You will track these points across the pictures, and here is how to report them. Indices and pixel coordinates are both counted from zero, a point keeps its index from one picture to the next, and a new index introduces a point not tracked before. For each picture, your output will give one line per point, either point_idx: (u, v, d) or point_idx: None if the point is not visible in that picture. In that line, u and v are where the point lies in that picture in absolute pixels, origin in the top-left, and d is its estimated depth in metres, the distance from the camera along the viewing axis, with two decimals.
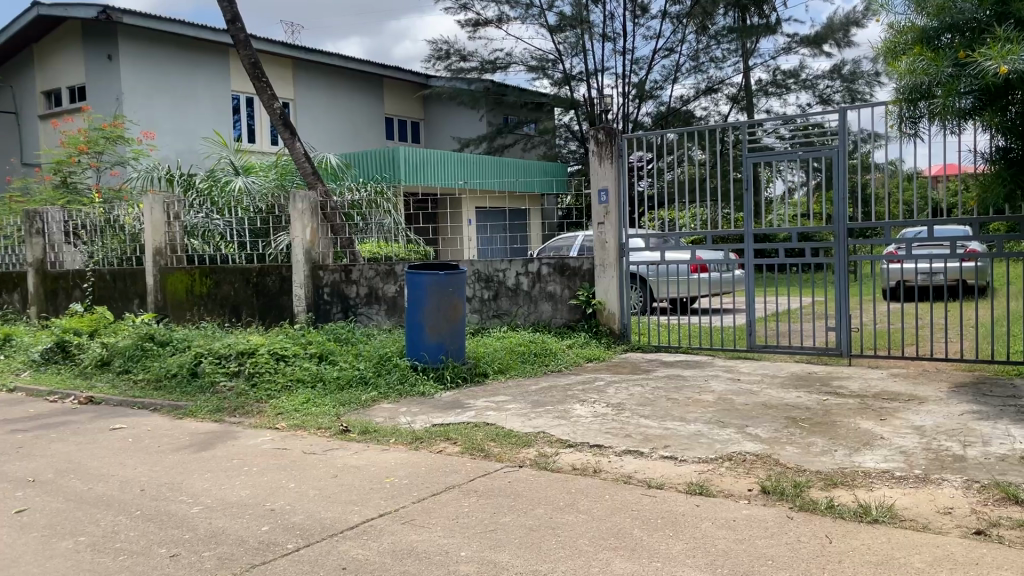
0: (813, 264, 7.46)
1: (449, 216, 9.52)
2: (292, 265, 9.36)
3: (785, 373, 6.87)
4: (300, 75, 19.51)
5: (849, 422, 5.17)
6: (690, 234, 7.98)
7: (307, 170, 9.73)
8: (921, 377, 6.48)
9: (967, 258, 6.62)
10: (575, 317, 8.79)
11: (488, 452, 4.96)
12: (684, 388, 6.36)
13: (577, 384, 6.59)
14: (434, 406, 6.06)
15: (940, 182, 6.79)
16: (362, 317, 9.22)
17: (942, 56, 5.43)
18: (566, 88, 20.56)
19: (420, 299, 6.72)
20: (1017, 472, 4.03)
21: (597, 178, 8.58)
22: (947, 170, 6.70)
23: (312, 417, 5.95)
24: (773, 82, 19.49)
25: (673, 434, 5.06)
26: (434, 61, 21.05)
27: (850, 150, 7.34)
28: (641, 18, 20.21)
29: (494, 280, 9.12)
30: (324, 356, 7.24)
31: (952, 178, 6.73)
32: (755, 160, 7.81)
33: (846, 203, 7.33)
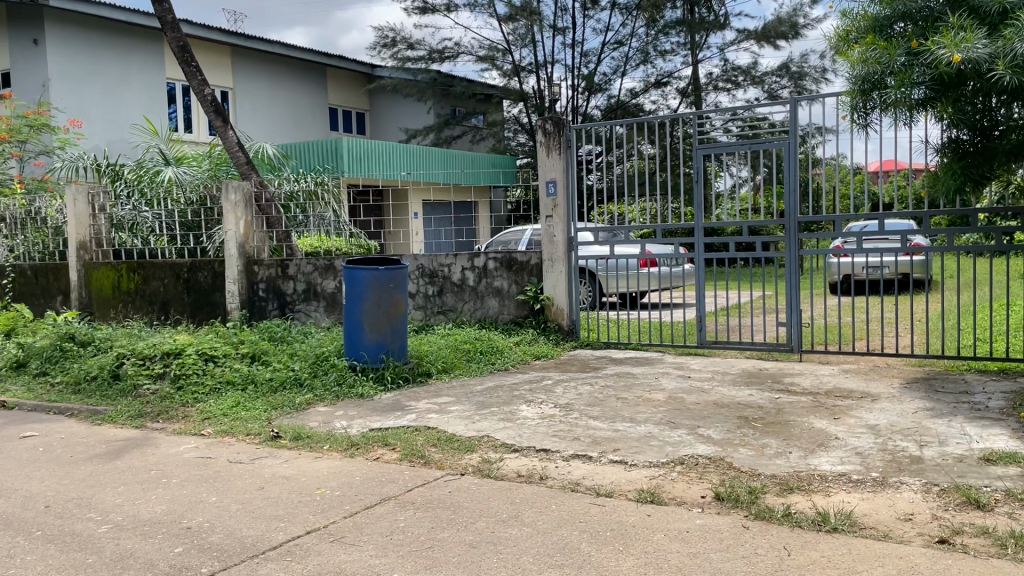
0: (763, 258, 7.30)
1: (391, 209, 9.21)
2: (225, 261, 8.87)
3: (737, 369, 6.70)
4: (240, 64, 18.91)
5: (803, 421, 5.00)
6: (639, 227, 7.77)
7: (241, 160, 9.26)
8: (872, 373, 6.37)
9: (913, 252, 6.51)
10: (523, 313, 8.52)
11: (428, 458, 4.67)
12: (634, 387, 6.15)
13: (524, 384, 6.33)
14: (373, 409, 5.74)
15: (880, 179, 6.74)
16: (300, 315, 8.81)
17: (894, 45, 5.27)
18: (515, 80, 20.27)
19: (358, 295, 6.38)
20: (976, 474, 3.89)
21: (544, 170, 8.24)
22: (886, 167, 6.65)
23: (240, 422, 5.57)
24: (722, 77, 19.50)
25: (623, 436, 4.83)
26: (380, 50, 20.58)
27: (801, 142, 7.17)
28: (591, 10, 20.00)
29: (438, 275, 8.80)
30: (257, 357, 6.85)
31: (901, 171, 6.64)
32: (705, 153, 7.68)
33: (797, 197, 7.15)
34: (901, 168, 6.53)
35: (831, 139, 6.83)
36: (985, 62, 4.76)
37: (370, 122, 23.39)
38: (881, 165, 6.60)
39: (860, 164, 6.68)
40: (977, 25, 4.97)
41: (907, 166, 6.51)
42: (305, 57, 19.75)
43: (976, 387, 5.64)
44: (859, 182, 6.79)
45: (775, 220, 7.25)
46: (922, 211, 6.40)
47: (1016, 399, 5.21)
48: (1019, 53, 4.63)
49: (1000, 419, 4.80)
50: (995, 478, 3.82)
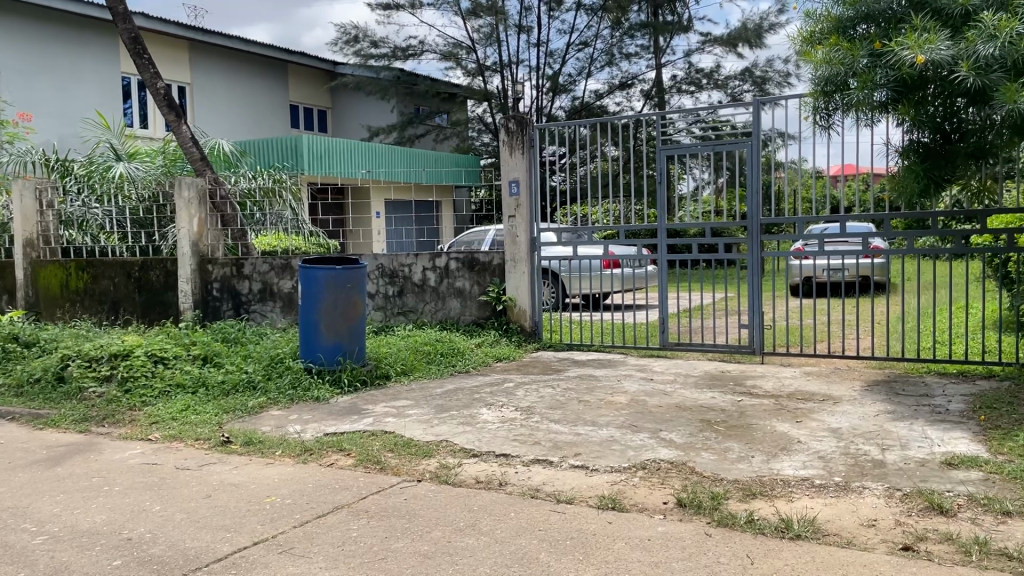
0: (726, 259, 7.27)
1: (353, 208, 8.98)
2: (177, 259, 8.64)
3: (699, 372, 6.65)
4: (198, 59, 18.52)
5: (765, 425, 4.95)
6: (602, 228, 7.71)
7: (195, 156, 9.00)
8: (833, 375, 6.36)
9: (871, 255, 6.54)
10: (484, 314, 8.40)
11: (384, 464, 4.52)
12: (597, 390, 6.05)
13: (485, 387, 6.20)
14: (329, 412, 5.56)
15: (840, 183, 6.76)
16: (255, 315, 8.59)
17: (857, 46, 5.25)
18: (479, 79, 20.15)
19: (315, 295, 6.21)
20: (939, 478, 3.87)
21: (507, 169, 8.16)
22: (847, 170, 6.67)
23: (189, 426, 5.37)
24: (686, 80, 19.60)
25: (584, 440, 4.73)
26: (342, 46, 20.33)
27: (764, 143, 7.15)
28: (556, 11, 19.96)
29: (399, 275, 8.64)
30: (208, 358, 6.64)
31: (861, 175, 6.67)
32: (667, 154, 7.63)
33: (760, 199, 7.13)
34: (861, 171, 6.54)
35: (792, 143, 6.82)
36: (948, 64, 4.75)
37: (332, 120, 23.10)
38: (842, 168, 6.61)
39: (817, 168, 6.70)
40: (940, 27, 4.97)
41: (867, 170, 6.53)
42: (265, 53, 19.42)
43: (936, 390, 5.65)
44: (818, 186, 6.81)
45: (737, 222, 7.22)
46: (884, 215, 6.43)
47: (976, 401, 5.22)
48: (982, 55, 4.65)
49: (961, 422, 4.80)
50: (958, 483, 3.79)
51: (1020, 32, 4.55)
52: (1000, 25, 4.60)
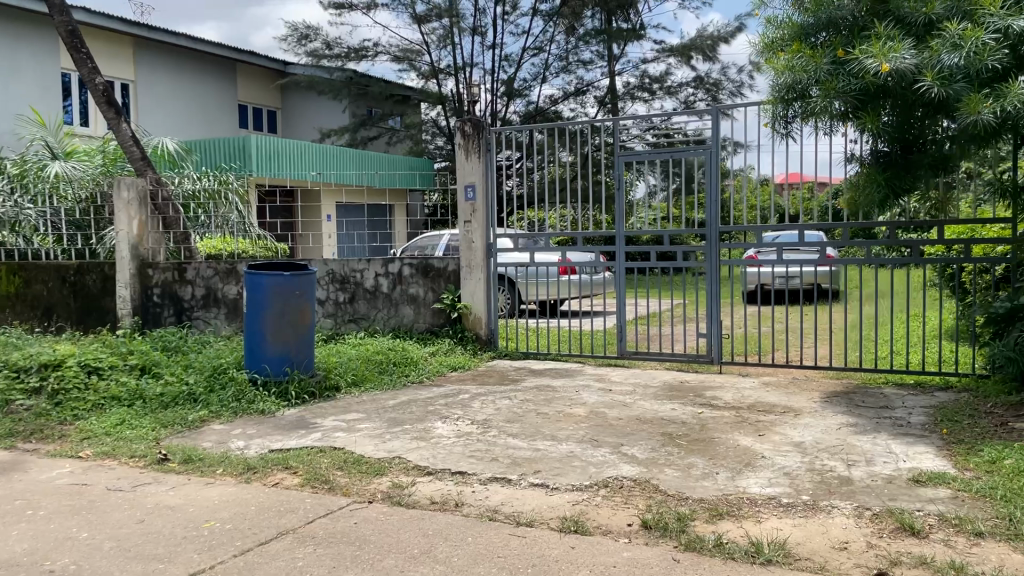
0: (683, 267, 7.16)
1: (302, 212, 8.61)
2: (115, 263, 8.22)
3: (658, 382, 6.51)
4: (142, 55, 17.95)
5: (728, 439, 4.83)
6: (558, 235, 7.60)
7: (135, 156, 8.57)
8: (793, 386, 6.27)
9: (823, 263, 6.52)
10: (439, 322, 8.18)
11: (333, 484, 4.28)
12: (554, 401, 5.87)
13: (438, 398, 5.98)
14: (275, 427, 5.28)
15: (784, 192, 6.78)
16: (198, 322, 8.22)
17: (820, 53, 5.17)
18: (433, 82, 19.94)
19: (261, 303, 5.92)
20: (907, 497, 3.78)
21: (463, 173, 8.00)
22: (791, 179, 6.70)
23: (124, 443, 5.04)
24: (640, 86, 19.60)
25: (543, 456, 4.55)
26: (292, 44, 19.87)
27: (723, 151, 7.08)
28: (511, 15, 19.82)
29: (350, 281, 8.35)
30: (147, 369, 6.30)
31: (805, 184, 6.72)
32: (624, 160, 7.50)
33: (718, 207, 7.05)
34: (815, 180, 6.52)
35: (748, 150, 6.75)
36: (912, 74, 4.71)
37: (281, 120, 22.60)
38: (790, 176, 6.61)
39: (767, 177, 6.67)
40: (904, 35, 4.93)
41: (824, 180, 6.50)
42: (213, 51, 18.88)
43: (896, 402, 5.60)
44: (768, 195, 6.79)
45: (695, 229, 7.14)
46: (841, 223, 6.41)
47: (936, 414, 5.18)
48: (946, 65, 4.64)
49: (923, 436, 4.74)
50: (926, 502, 3.71)
51: (986, 42, 4.55)
52: (965, 35, 4.60)
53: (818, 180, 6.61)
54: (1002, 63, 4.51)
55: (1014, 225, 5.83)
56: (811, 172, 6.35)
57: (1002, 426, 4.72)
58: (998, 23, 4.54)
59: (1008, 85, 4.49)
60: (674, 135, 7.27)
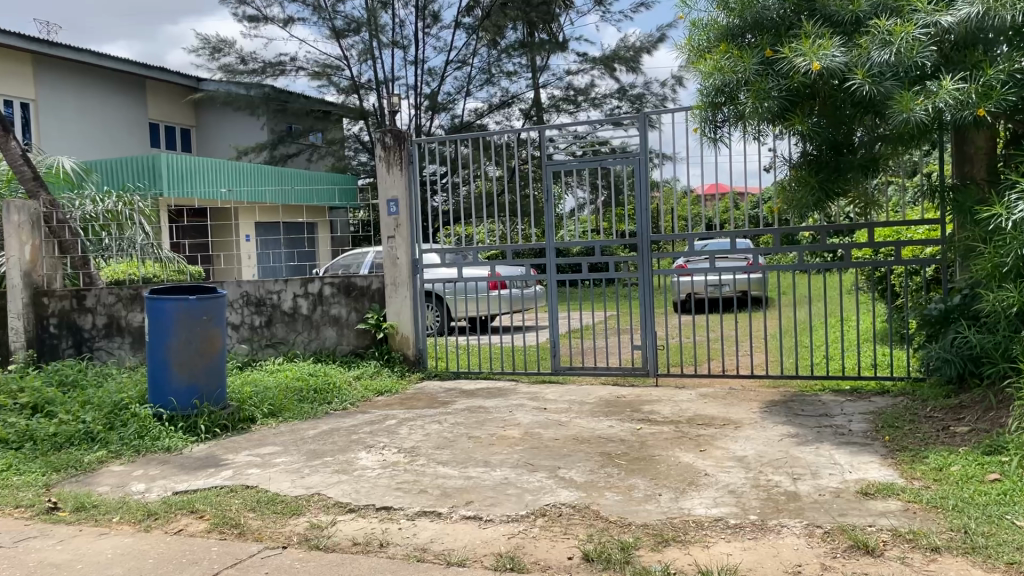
0: (615, 279, 6.95)
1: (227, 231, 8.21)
2: (5, 291, 7.51)
3: (594, 398, 6.26)
4: (42, 73, 17.04)
5: (669, 456, 4.60)
6: (488, 248, 7.31)
7: (26, 176, 7.94)
8: (731, 397, 6.11)
9: (752, 272, 6.42)
10: (363, 343, 7.79)
11: (244, 528, 3.87)
12: (487, 423, 5.56)
13: (363, 426, 5.60)
14: (181, 466, 4.82)
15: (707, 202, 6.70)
16: (100, 353, 7.66)
17: (748, 53, 5.05)
18: (354, 97, 19.54)
19: (164, 330, 5.46)
20: (858, 512, 3.61)
21: (385, 187, 7.58)
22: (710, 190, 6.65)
23: (9, 491, 4.46)
24: (565, 99, 19.55)
25: (476, 485, 4.22)
26: (206, 59, 19.16)
27: (652, 159, 6.89)
28: (432, 28, 19.57)
29: (266, 303, 7.89)
30: (39, 408, 5.69)
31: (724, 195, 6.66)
32: (554, 170, 7.24)
33: (649, 216, 6.88)
34: (744, 190, 6.44)
35: (675, 159, 6.59)
36: (843, 72, 4.63)
37: (196, 139, 21.81)
38: (713, 185, 6.54)
39: (690, 188, 6.56)
40: (833, 34, 4.86)
41: (751, 189, 6.42)
42: (119, 67, 18.04)
43: (836, 411, 5.47)
44: (690, 204, 6.67)
45: (628, 240, 6.93)
46: (771, 229, 6.32)
47: (876, 421, 5.08)
48: (876, 63, 4.59)
49: (866, 445, 4.61)
50: (878, 516, 3.54)
51: (917, 37, 4.54)
52: (895, 31, 4.56)
53: (743, 187, 6.50)
54: (930, 61, 4.53)
55: (942, 226, 5.80)
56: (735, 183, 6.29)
57: (944, 431, 4.63)
58: (926, 19, 4.54)
59: (937, 82, 4.44)
60: (601, 144, 7.07)
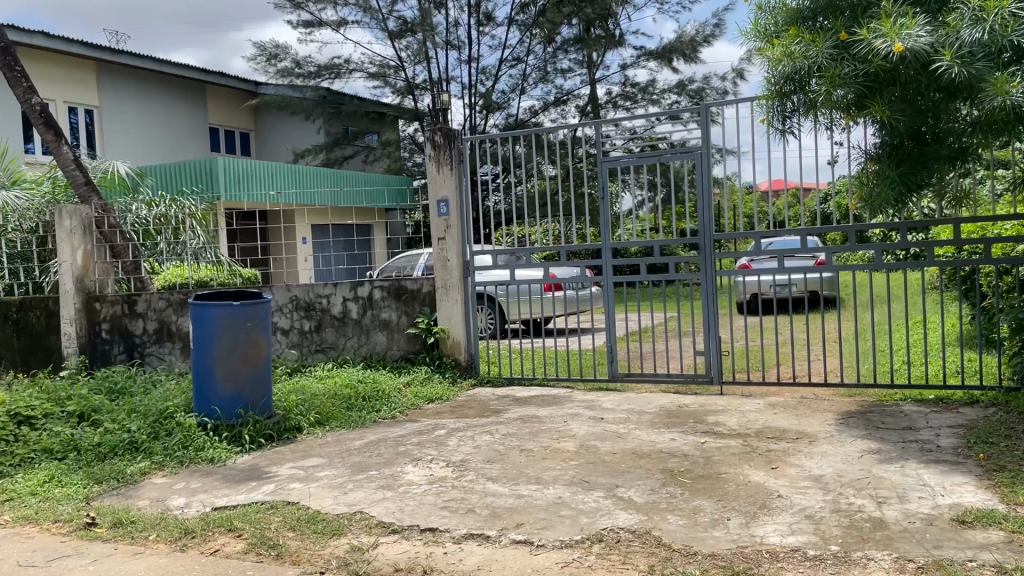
0: (677, 281, 6.56)
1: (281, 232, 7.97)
2: (58, 297, 7.55)
3: (654, 407, 5.92)
4: (105, 82, 17.38)
5: (737, 474, 4.24)
6: (542, 250, 7.02)
7: (78, 180, 7.98)
8: (802, 407, 5.69)
9: (819, 272, 6.01)
10: (414, 348, 7.59)
11: (281, 549, 3.65)
12: (541, 434, 5.27)
13: (411, 436, 5.36)
14: (224, 479, 4.65)
15: (770, 198, 6.32)
16: (151, 359, 7.62)
17: (822, 36, 4.66)
18: (408, 98, 19.48)
19: (208, 337, 5.32)
20: (954, 543, 3.22)
21: (435, 187, 7.35)
22: (775, 185, 6.26)
23: (50, 504, 4.34)
24: (622, 94, 19.13)
25: (528, 505, 3.93)
26: (262, 64, 19.28)
27: (716, 155, 6.49)
28: (486, 26, 19.35)
29: (316, 307, 7.73)
30: (86, 416, 5.61)
31: (789, 190, 6.28)
32: (611, 166, 6.92)
33: (712, 213, 6.49)
34: (809, 186, 6.03)
35: (736, 155, 6.20)
36: (928, 53, 4.24)
37: (254, 142, 22.03)
38: (773, 183, 6.16)
39: (754, 184, 6.17)
40: (916, 12, 4.45)
41: (819, 186, 5.96)
42: (179, 73, 18.28)
43: (920, 424, 5.03)
44: (754, 201, 6.28)
45: (690, 239, 6.56)
46: (845, 226, 5.88)
47: (968, 436, 4.63)
48: (966, 42, 4.18)
49: (958, 463, 4.19)
50: (979, 549, 3.14)
51: (1013, 13, 4.11)
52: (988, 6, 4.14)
53: (810, 183, 6.07)
54: None
55: None
56: (799, 179, 5.92)
57: None
58: None
59: None
60: (658, 139, 6.73)
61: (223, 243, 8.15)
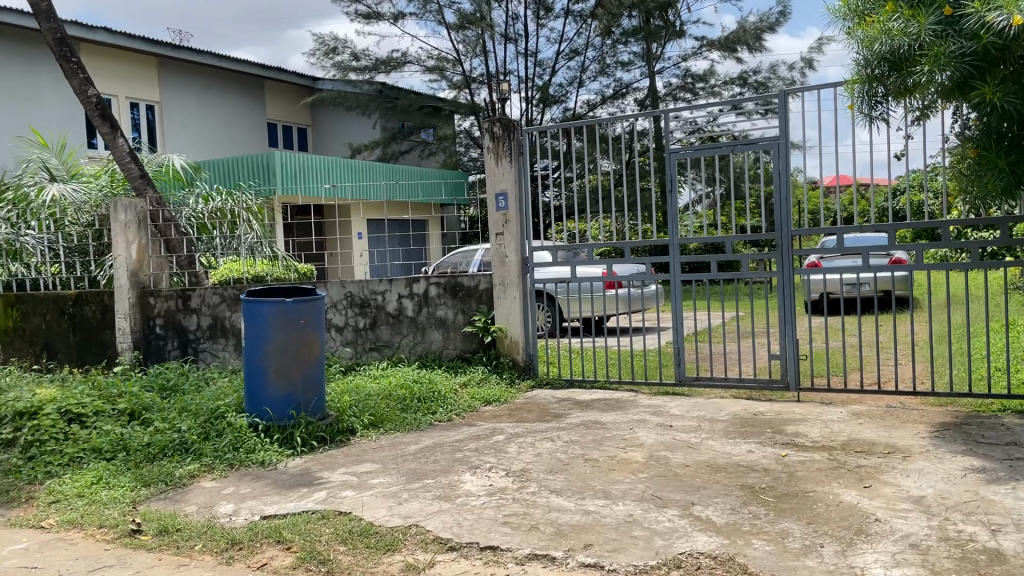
0: (751, 279, 6.14)
1: (337, 228, 7.79)
2: (113, 292, 7.51)
3: (727, 414, 5.54)
4: (166, 78, 17.56)
5: (826, 493, 3.85)
6: (602, 245, 6.67)
7: (133, 172, 7.91)
8: (890, 417, 5.25)
9: (896, 270, 5.56)
10: (470, 347, 7.32)
11: (332, 566, 3.40)
12: (606, 442, 4.95)
13: (468, 442, 5.09)
14: (274, 485, 4.43)
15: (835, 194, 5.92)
16: (204, 355, 7.51)
17: (924, 11, 4.25)
18: (465, 92, 19.26)
19: (261, 335, 5.13)
20: None
21: (492, 180, 7.06)
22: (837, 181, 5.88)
23: (96, 508, 4.19)
24: (682, 86, 18.62)
25: (597, 522, 3.62)
26: (320, 58, 19.26)
27: (794, 145, 6.04)
28: (544, 18, 19.01)
29: (371, 304, 7.52)
30: (136, 415, 5.47)
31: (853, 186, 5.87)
32: (679, 158, 6.52)
33: (790, 207, 6.02)
34: (871, 181, 5.68)
35: (804, 147, 5.75)
36: None
37: (311, 138, 22.10)
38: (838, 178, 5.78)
39: (816, 181, 5.83)
40: None
41: (888, 181, 5.56)
42: (239, 69, 18.36)
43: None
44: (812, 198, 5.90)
45: (765, 234, 6.11)
46: (940, 222, 5.39)
47: None
48: None
49: None
50: None
51: None
52: None
53: (872, 178, 5.72)
54: None
55: None
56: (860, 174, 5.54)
57: None
58: None
59: None
60: (720, 130, 6.32)
61: (278, 239, 7.88)
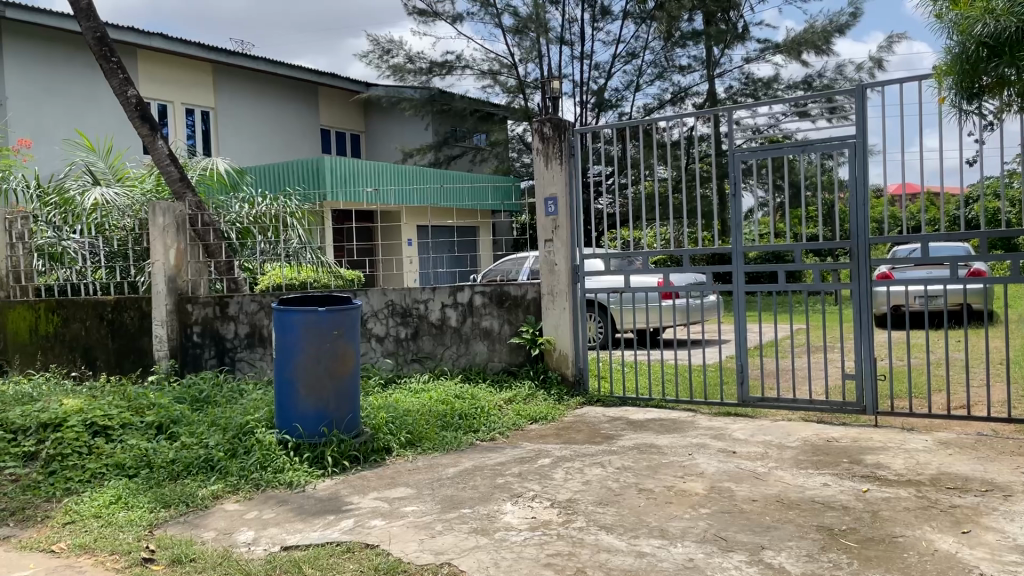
0: (822, 292, 5.58)
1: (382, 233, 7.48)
2: (151, 298, 7.33)
3: (796, 440, 5.04)
4: (221, 83, 17.63)
5: (919, 539, 3.35)
6: (658, 253, 6.16)
7: (173, 176, 7.74)
8: (983, 448, 4.68)
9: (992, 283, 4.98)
10: (517, 359, 6.93)
11: None
12: (662, 470, 4.49)
13: (511, 466, 4.68)
14: (299, 510, 4.09)
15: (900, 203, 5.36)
16: (242, 365, 7.29)
17: None
18: (519, 97, 18.92)
19: (291, 346, 4.81)
20: None
21: (542, 183, 6.66)
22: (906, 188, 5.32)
23: (110, 531, 3.90)
24: (744, 91, 17.98)
25: (652, 568, 3.18)
26: (374, 60, 19.13)
27: (872, 149, 5.47)
28: (600, 21, 18.56)
29: (413, 313, 7.19)
30: (164, 428, 5.22)
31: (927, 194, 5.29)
32: (744, 160, 6.01)
33: (867, 213, 5.47)
34: (941, 190, 5.10)
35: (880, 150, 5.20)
36: None
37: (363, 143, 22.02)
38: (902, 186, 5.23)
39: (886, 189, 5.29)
40: None
41: (962, 188, 4.98)
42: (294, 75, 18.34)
43: None
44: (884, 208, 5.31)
45: (838, 243, 5.56)
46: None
47: None
48: None
49: None
50: None
51: None
52: None
53: (939, 185, 5.16)
54: None
55: None
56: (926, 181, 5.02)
57: None
58: None
59: None
60: (785, 131, 5.78)
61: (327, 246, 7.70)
